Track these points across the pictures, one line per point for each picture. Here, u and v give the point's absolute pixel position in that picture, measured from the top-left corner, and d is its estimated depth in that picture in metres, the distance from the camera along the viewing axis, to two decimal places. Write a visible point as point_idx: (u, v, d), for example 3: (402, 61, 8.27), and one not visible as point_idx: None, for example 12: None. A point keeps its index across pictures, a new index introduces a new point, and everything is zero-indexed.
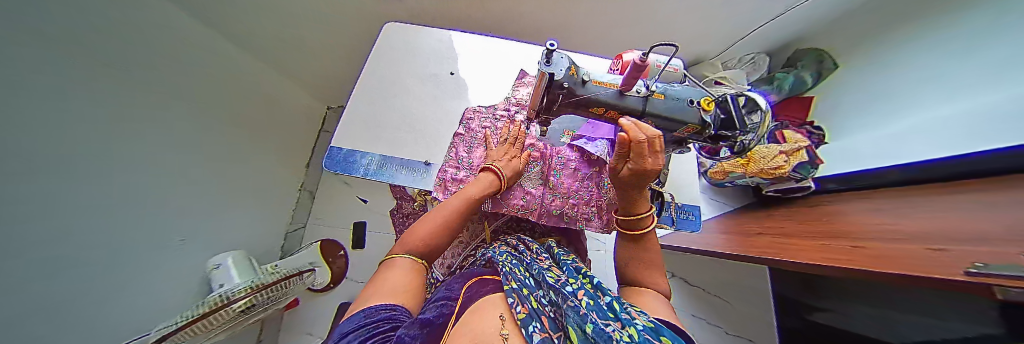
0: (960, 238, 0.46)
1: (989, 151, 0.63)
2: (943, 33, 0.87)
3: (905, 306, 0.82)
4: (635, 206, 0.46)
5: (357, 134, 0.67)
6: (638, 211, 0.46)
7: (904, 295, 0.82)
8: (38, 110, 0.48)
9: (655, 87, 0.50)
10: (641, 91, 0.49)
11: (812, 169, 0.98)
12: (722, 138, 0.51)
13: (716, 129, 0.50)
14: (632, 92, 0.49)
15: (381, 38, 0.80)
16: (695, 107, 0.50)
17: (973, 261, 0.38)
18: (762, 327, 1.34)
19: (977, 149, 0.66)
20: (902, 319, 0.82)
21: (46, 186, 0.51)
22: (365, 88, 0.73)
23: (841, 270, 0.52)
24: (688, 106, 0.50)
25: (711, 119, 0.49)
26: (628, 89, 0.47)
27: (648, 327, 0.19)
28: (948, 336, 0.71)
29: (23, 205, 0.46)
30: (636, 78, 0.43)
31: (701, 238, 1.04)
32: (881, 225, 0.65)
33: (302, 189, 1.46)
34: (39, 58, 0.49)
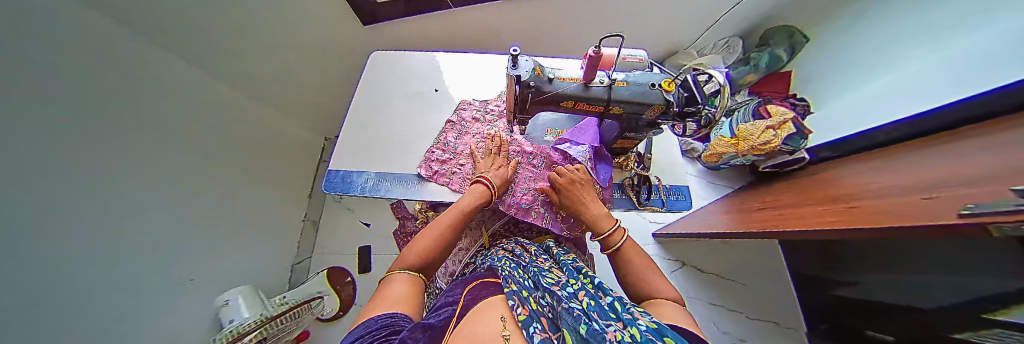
0: (951, 184, 0.46)
1: (993, 90, 0.62)
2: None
3: (924, 266, 0.80)
4: (598, 224, 0.53)
5: (353, 156, 0.70)
6: (604, 228, 0.52)
7: (922, 255, 0.80)
8: (70, 161, 0.53)
9: (616, 76, 0.53)
10: (604, 81, 0.52)
11: (801, 140, 0.99)
12: (688, 114, 0.54)
13: (679, 106, 0.53)
14: (595, 82, 0.52)
15: (369, 66, 0.85)
16: (657, 89, 0.52)
17: (969, 202, 0.38)
18: (783, 306, 1.30)
19: (979, 91, 0.66)
20: (923, 279, 0.80)
21: (78, 232, 0.54)
22: (357, 112, 0.77)
23: (844, 233, 0.52)
24: (650, 89, 0.53)
25: (674, 98, 0.52)
26: (591, 79, 0.50)
27: (651, 328, 0.21)
28: (975, 290, 0.68)
29: (56, 250, 0.49)
30: (595, 68, 0.46)
31: (704, 221, 1.04)
32: (876, 183, 0.66)
33: (305, 220, 1.48)
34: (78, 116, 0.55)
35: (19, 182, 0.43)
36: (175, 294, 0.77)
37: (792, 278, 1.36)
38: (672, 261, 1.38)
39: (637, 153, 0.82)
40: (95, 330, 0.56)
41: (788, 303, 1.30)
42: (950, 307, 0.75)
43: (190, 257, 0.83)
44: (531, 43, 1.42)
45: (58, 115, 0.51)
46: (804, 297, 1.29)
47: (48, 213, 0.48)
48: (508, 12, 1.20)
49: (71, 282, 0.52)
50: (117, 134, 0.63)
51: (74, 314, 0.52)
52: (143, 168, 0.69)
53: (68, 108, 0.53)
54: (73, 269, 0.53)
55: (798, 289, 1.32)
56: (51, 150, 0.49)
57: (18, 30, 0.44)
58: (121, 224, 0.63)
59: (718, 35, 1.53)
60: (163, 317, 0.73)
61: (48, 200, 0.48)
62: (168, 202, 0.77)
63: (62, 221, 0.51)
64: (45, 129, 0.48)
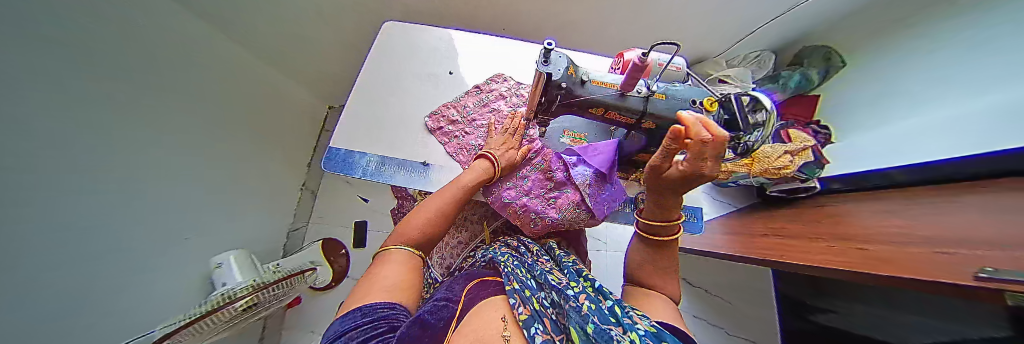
0: (968, 241, 0.45)
1: (1000, 152, 0.60)
2: (957, 29, 0.84)
3: (908, 307, 0.81)
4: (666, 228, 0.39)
5: (358, 135, 0.67)
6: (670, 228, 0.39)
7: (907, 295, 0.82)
8: (70, 107, 0.50)
9: (655, 87, 0.49)
10: (642, 91, 0.48)
11: (817, 168, 0.97)
12: (725, 138, 0.51)
13: (717, 129, 0.49)
14: (633, 92, 0.49)
15: (380, 37, 0.79)
16: (697, 107, 0.49)
17: (990, 264, 0.36)
18: (763, 327, 1.33)
19: (986, 151, 0.64)
20: (906, 317, 0.82)
21: (75, 181, 0.52)
22: (365, 87, 0.72)
23: (847, 273, 0.51)
24: (690, 106, 0.50)
25: (713, 119, 0.49)
26: (628, 89, 0.47)
27: (650, 333, 0.19)
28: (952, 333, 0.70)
29: (56, 198, 0.49)
30: (635, 79, 0.43)
31: (703, 239, 1.02)
32: (889, 227, 0.64)
33: (304, 188, 1.47)
34: (80, 58, 0.52)
35: (21, 125, 0.41)
36: (167, 250, 0.77)
37: (776, 301, 1.37)
38: None
39: None
40: (79, 280, 0.55)
41: (768, 324, 1.33)
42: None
43: (186, 213, 0.83)
44: (553, 32, 1.35)
45: (62, 57, 0.48)
46: (786, 322, 1.30)
47: (48, 159, 0.46)
48: None
49: (64, 232, 0.51)
50: (120, 82, 0.60)
51: (71, 262, 0.53)
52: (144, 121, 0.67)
53: (71, 51, 0.50)
54: (68, 218, 0.52)
55: (780, 313, 1.33)
56: (53, 94, 0.47)
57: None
58: (115, 177, 0.61)
59: (751, 46, 1.45)
60: (154, 271, 0.73)
61: (46, 145, 0.46)
62: (167, 157, 0.75)
63: (60, 168, 0.49)
64: (48, 70, 0.45)
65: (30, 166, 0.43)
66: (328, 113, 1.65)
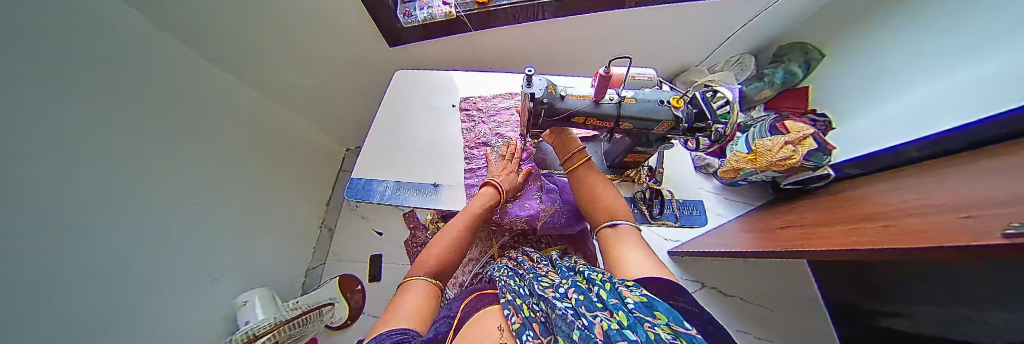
0: (995, 202, 0.42)
1: (998, 115, 0.64)
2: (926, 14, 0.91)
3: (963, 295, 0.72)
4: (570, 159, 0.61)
5: (375, 166, 0.74)
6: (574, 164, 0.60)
7: (954, 282, 0.73)
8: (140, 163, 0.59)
9: (626, 93, 0.55)
10: (614, 98, 0.55)
11: (824, 156, 0.96)
12: (698, 129, 0.55)
13: (688, 122, 0.54)
14: (605, 100, 0.54)
15: (393, 82, 0.91)
16: (666, 106, 0.54)
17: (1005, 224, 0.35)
18: (818, 335, 1.18)
19: (982, 117, 0.67)
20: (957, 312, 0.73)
21: (96, 229, 0.56)
22: (380, 125, 0.82)
23: (873, 254, 0.49)
24: (660, 106, 0.54)
25: (683, 114, 0.54)
26: (601, 97, 0.53)
27: (641, 303, 0.21)
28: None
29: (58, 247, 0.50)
30: (605, 87, 0.49)
31: (725, 239, 0.98)
32: (911, 201, 0.62)
33: (322, 226, 1.53)
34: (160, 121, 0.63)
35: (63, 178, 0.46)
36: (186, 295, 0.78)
37: (826, 306, 1.23)
38: (690, 280, 1.30)
39: (647, 168, 0.83)
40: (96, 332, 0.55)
41: (823, 332, 1.18)
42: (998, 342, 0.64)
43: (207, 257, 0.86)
44: (545, 63, 1.50)
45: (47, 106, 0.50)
46: (844, 334, 1.14)
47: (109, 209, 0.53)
48: (527, 36, 1.30)
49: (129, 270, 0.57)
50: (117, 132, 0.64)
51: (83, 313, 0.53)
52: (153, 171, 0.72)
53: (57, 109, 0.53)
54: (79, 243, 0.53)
55: (836, 324, 1.18)
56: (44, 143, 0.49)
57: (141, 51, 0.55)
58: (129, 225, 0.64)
59: (730, 52, 1.56)
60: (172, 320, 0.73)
61: (59, 195, 0.50)
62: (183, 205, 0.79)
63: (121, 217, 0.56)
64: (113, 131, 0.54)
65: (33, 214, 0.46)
66: (345, 155, 1.78)
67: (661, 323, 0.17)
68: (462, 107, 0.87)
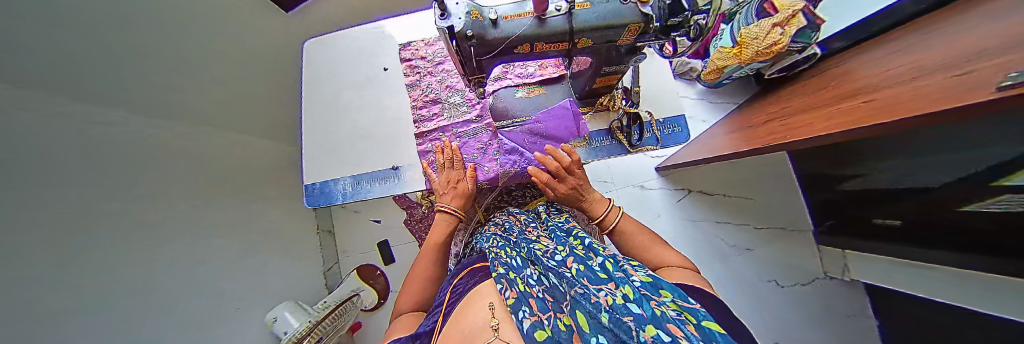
0: (991, 49, 0.38)
1: None
2: None
3: (935, 146, 0.74)
4: (592, 209, 0.53)
5: (324, 164, 0.67)
6: (597, 213, 0.53)
7: (930, 137, 0.74)
8: (116, 209, 0.56)
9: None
10: (560, 7, 0.44)
11: (812, 32, 0.86)
12: (673, 28, 0.47)
13: (660, 19, 0.46)
14: (550, 12, 0.45)
15: (306, 58, 0.74)
16: (630, 3, 0.44)
17: (997, 70, 0.28)
18: (791, 209, 1.32)
19: None
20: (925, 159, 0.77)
21: (120, 282, 0.51)
22: (313, 113, 0.70)
23: (837, 138, 0.49)
24: (623, 4, 0.45)
25: (651, 10, 0.44)
26: (543, 10, 0.43)
27: (647, 283, 0.25)
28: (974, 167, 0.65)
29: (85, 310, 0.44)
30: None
31: (709, 145, 0.98)
32: (900, 67, 0.58)
33: (321, 230, 1.40)
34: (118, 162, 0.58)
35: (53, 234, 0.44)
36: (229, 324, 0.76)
37: (798, 180, 1.34)
38: (677, 190, 1.37)
39: (621, 90, 0.77)
40: None
41: (794, 206, 1.33)
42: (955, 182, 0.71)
43: (234, 286, 0.82)
44: None
45: None
46: (812, 198, 1.29)
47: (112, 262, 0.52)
48: None
49: (152, 307, 0.55)
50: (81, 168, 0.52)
51: None
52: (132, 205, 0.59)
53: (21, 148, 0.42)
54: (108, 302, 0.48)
55: (805, 191, 1.31)
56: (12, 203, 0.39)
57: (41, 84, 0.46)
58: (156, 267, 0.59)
59: None
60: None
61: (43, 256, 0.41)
62: (189, 235, 0.71)
63: (132, 260, 0.55)
64: (67, 179, 0.49)
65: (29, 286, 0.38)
66: None
67: (667, 301, 0.22)
68: (403, 57, 0.73)
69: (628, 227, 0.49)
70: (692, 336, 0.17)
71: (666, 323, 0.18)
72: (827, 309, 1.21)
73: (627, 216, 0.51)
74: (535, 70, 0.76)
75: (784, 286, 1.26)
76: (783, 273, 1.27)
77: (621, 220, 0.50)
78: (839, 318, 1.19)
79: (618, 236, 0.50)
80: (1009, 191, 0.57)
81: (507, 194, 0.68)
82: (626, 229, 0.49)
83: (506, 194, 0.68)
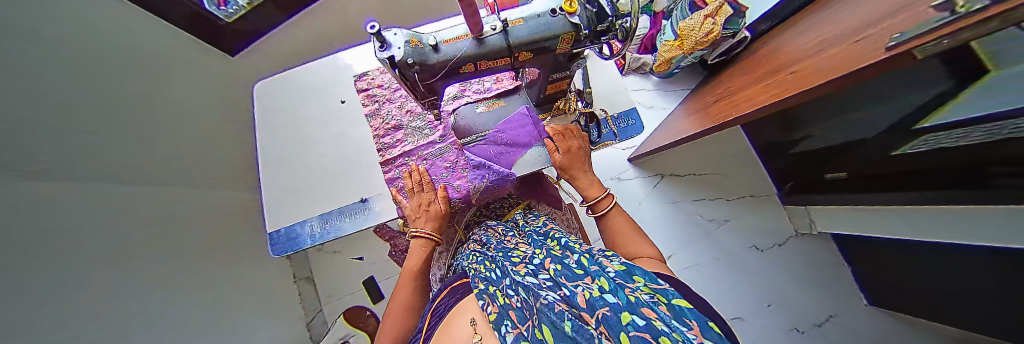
0: (881, 18, 0.45)
1: None
2: None
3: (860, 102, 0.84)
4: (588, 192, 0.55)
5: (287, 209, 0.63)
6: (593, 196, 0.54)
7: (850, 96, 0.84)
8: (55, 292, 0.49)
9: (508, 15, 0.47)
10: (496, 27, 0.47)
11: (738, 19, 0.98)
12: (602, 33, 0.51)
13: (588, 27, 0.49)
14: (487, 32, 0.47)
15: (257, 101, 0.70)
16: (560, 15, 0.48)
17: (884, 37, 0.34)
18: (755, 177, 1.43)
19: None
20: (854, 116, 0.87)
21: None
22: (269, 157, 0.66)
23: (776, 107, 0.54)
24: (552, 18, 0.48)
25: (578, 19, 0.48)
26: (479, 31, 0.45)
27: (622, 271, 0.26)
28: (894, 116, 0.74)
29: None
30: (476, 21, 0.41)
31: (673, 130, 1.05)
32: (813, 40, 0.66)
33: (298, 279, 1.29)
34: (55, 241, 0.51)
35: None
36: None
37: (755, 150, 1.46)
38: (652, 176, 1.44)
39: (575, 91, 0.81)
40: None
41: (756, 174, 1.44)
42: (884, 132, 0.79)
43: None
44: None
45: None
46: (770, 165, 1.40)
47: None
48: None
49: None
50: (28, 251, 0.47)
51: None
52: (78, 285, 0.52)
53: None
54: None
55: (763, 159, 1.43)
56: None
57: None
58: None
59: None
60: None
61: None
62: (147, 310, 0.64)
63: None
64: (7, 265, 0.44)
65: None
66: None
67: (640, 286, 0.23)
68: (359, 88, 0.73)
69: (618, 218, 0.50)
70: (664, 316, 0.18)
71: (640, 308, 0.19)
72: (803, 263, 1.30)
73: (618, 207, 0.52)
74: (491, 85, 0.78)
75: (764, 250, 1.34)
76: (760, 238, 1.36)
77: (611, 210, 0.51)
78: (824, 271, 1.26)
79: (606, 220, 0.51)
80: (927, 132, 0.66)
81: (486, 209, 0.67)
82: (615, 217, 0.51)
83: (483, 209, 0.67)
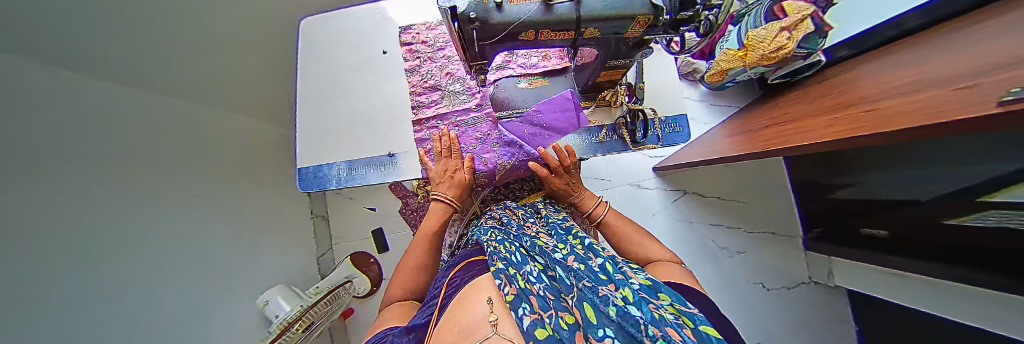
0: (1002, 63, 0.38)
1: None
2: None
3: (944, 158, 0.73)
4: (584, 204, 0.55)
5: (318, 149, 0.66)
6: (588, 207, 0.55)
7: (926, 150, 0.75)
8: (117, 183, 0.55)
9: None
10: None
11: (819, 39, 0.87)
12: (683, 22, 0.46)
13: (671, 12, 0.45)
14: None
15: (303, 39, 0.71)
16: None
17: (995, 88, 0.29)
18: (784, 216, 1.34)
19: None
20: (915, 172, 0.79)
21: (122, 256, 0.52)
22: (308, 96, 0.68)
23: (831, 145, 0.49)
24: None
25: (662, 1, 0.44)
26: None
27: (648, 288, 0.24)
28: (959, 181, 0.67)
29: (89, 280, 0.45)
30: None
31: (709, 147, 0.98)
32: (907, 78, 0.57)
33: (315, 215, 1.40)
34: (110, 138, 0.56)
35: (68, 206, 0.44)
36: (223, 303, 0.77)
37: (793, 187, 1.35)
38: (672, 192, 1.38)
39: (626, 86, 0.79)
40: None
41: (786, 212, 1.34)
42: (950, 194, 0.70)
43: (226, 267, 0.81)
44: None
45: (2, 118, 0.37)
46: (805, 204, 1.30)
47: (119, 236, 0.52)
48: None
49: (148, 281, 0.55)
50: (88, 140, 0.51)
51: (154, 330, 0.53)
52: (131, 180, 0.58)
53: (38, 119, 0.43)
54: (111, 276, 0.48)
55: (798, 198, 1.33)
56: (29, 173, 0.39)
57: (28, 55, 0.45)
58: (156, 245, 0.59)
59: None
60: (221, 324, 0.74)
61: (59, 226, 0.42)
62: (184, 215, 0.71)
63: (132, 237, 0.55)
64: (74, 150, 0.48)
65: (47, 254, 0.39)
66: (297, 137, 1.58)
67: (665, 304, 0.21)
68: (404, 41, 0.71)
69: (615, 221, 0.51)
70: (687, 339, 0.15)
71: (663, 326, 0.16)
72: (807, 310, 1.26)
73: (613, 211, 0.53)
74: (539, 61, 0.75)
75: (770, 289, 1.29)
76: (770, 277, 1.30)
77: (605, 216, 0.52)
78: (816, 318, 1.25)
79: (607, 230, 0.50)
80: (992, 206, 0.59)
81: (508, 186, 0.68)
82: (618, 224, 0.50)
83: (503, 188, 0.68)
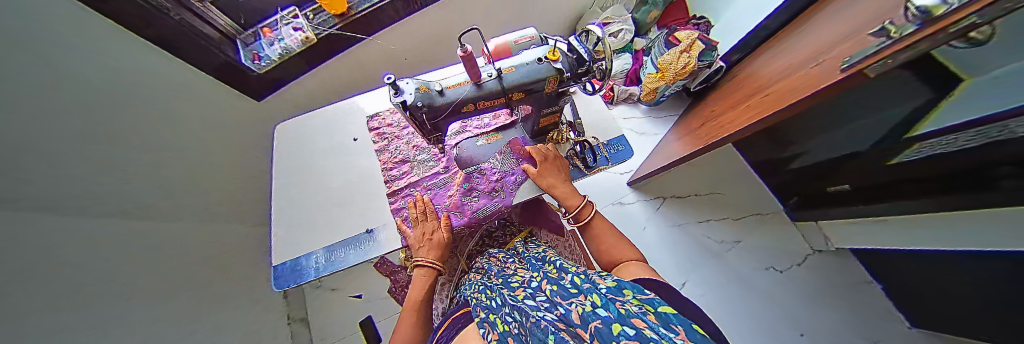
0: (832, 47, 0.52)
1: None
2: None
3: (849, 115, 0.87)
4: (569, 200, 0.55)
5: (293, 243, 0.64)
6: (574, 204, 0.54)
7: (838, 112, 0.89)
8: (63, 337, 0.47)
9: (502, 65, 0.55)
10: (492, 74, 0.54)
11: (711, 53, 1.10)
12: (583, 74, 0.59)
13: (569, 70, 0.57)
14: (485, 78, 0.54)
15: (277, 142, 0.76)
16: (545, 62, 0.56)
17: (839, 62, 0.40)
18: (759, 195, 1.43)
19: None
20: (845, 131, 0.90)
21: None
22: (281, 193, 0.69)
23: (758, 127, 0.58)
24: (539, 65, 0.56)
25: (561, 65, 0.57)
26: (478, 78, 0.53)
27: (612, 286, 0.26)
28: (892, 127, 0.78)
29: None
30: (474, 67, 0.49)
31: (665, 154, 1.09)
32: (779, 68, 0.73)
33: (291, 320, 1.20)
34: (60, 284, 0.51)
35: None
36: None
37: (753, 169, 1.48)
38: (652, 200, 1.44)
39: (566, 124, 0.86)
40: None
41: (759, 192, 1.44)
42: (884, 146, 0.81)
43: None
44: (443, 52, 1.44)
45: None
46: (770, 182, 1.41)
47: None
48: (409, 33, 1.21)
49: None
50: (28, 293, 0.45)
51: None
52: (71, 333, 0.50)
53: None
54: None
55: (762, 177, 1.45)
56: None
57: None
58: None
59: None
60: None
61: None
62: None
63: None
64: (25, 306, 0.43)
65: None
66: None
67: (630, 298, 0.23)
68: (371, 127, 0.79)
69: (599, 225, 0.51)
70: (652, 324, 0.19)
71: (629, 319, 0.20)
72: (826, 283, 1.22)
73: (600, 215, 0.53)
74: (490, 121, 0.84)
75: (782, 270, 1.27)
76: (775, 258, 1.30)
77: (593, 218, 0.52)
78: (843, 289, 1.20)
79: (589, 229, 0.51)
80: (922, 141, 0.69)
81: (490, 235, 0.69)
82: (597, 225, 0.51)
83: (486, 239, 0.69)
